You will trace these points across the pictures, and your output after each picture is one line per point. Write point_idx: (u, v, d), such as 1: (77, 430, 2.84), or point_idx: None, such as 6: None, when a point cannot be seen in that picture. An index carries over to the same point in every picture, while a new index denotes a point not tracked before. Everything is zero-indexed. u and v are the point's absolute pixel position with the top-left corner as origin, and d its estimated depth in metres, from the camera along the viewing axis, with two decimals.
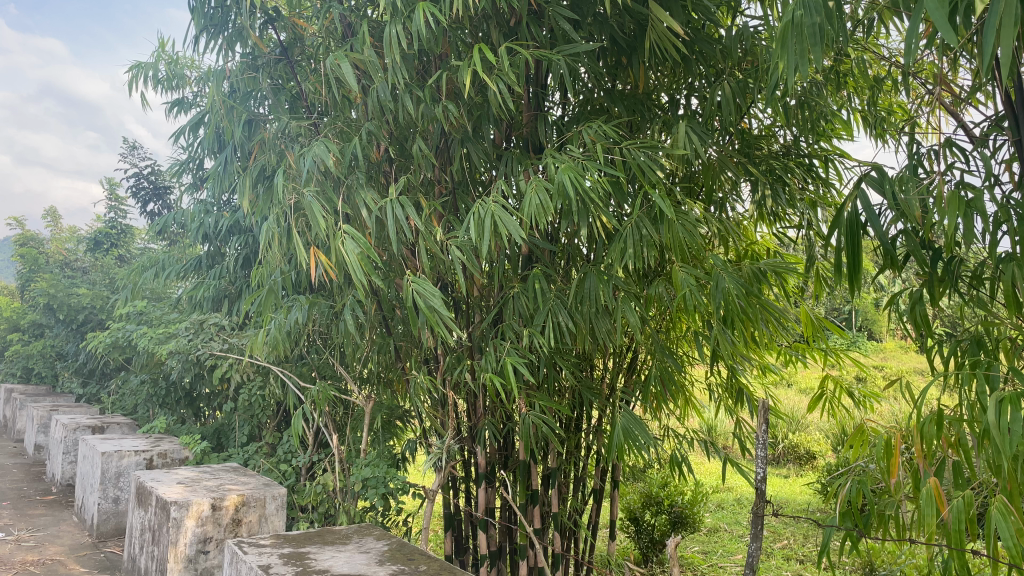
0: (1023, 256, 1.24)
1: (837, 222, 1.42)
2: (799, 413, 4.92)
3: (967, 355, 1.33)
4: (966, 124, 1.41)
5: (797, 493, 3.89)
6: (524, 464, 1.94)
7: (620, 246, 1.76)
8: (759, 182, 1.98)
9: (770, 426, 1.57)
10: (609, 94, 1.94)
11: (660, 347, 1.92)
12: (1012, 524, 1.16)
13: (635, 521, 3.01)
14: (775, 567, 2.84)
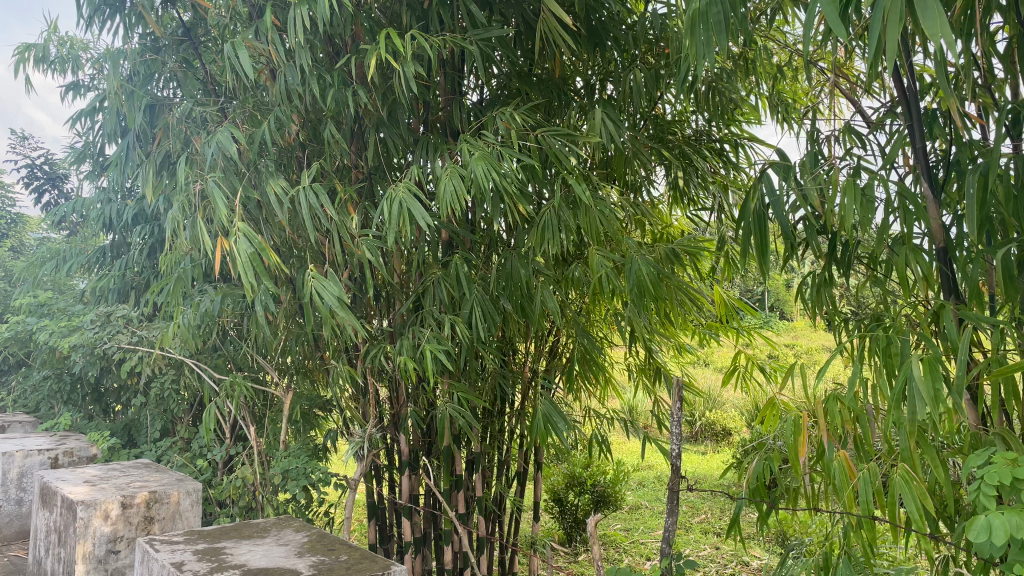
0: (912, 238, 1.31)
1: (744, 207, 1.47)
2: (716, 391, 5.07)
3: (868, 333, 1.40)
4: (863, 109, 1.48)
5: (714, 469, 4.01)
6: (448, 451, 1.94)
7: (538, 232, 1.79)
8: (673, 166, 2.03)
9: (685, 403, 1.61)
10: (525, 79, 1.95)
11: (581, 330, 1.96)
12: (915, 490, 1.22)
13: (559, 502, 3.05)
14: (693, 541, 2.93)
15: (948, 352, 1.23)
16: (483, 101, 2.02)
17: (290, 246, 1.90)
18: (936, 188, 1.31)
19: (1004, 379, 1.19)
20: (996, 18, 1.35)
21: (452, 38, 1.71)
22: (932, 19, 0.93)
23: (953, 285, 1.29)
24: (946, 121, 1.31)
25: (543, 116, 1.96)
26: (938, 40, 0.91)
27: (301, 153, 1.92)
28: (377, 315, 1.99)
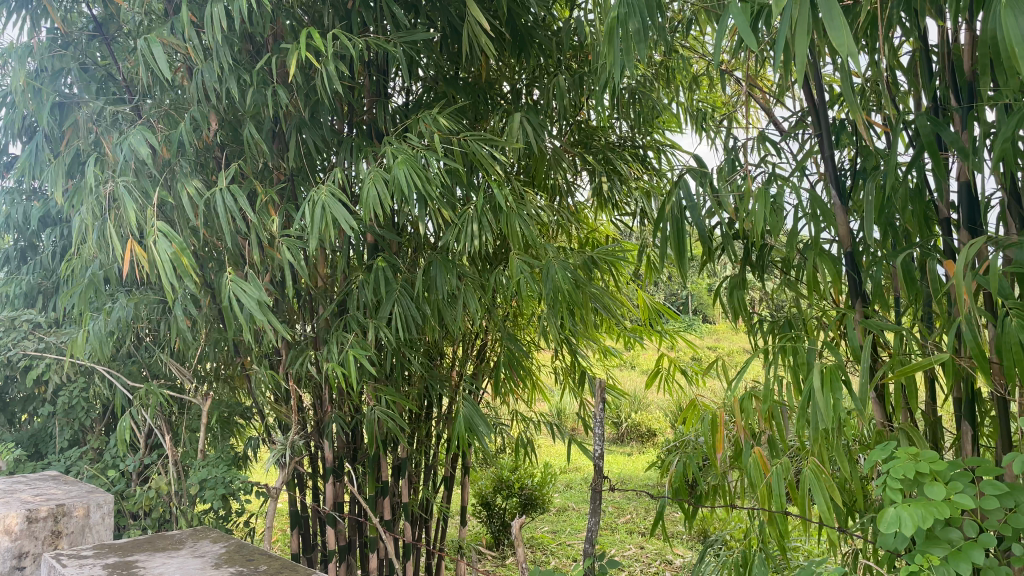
0: (819, 243, 1.37)
1: (662, 211, 1.51)
2: (641, 393, 5.17)
3: (781, 334, 1.45)
4: (776, 117, 1.54)
5: (639, 469, 4.09)
6: (372, 457, 1.93)
7: (463, 236, 1.81)
8: (597, 172, 2.09)
9: (607, 405, 1.63)
10: (451, 82, 1.96)
11: (506, 334, 1.99)
12: (823, 484, 1.27)
13: (487, 505, 3.05)
14: (619, 540, 2.98)
15: (853, 351, 1.28)
16: (409, 104, 2.02)
17: (208, 249, 1.85)
18: (843, 196, 1.37)
19: (904, 377, 1.25)
20: (897, 32, 1.42)
21: (376, 41, 1.71)
22: (838, 30, 0.96)
23: (859, 288, 1.35)
24: (851, 130, 1.37)
25: (469, 119, 1.98)
26: (845, 53, 0.95)
27: (219, 154, 1.88)
28: (301, 319, 1.96)
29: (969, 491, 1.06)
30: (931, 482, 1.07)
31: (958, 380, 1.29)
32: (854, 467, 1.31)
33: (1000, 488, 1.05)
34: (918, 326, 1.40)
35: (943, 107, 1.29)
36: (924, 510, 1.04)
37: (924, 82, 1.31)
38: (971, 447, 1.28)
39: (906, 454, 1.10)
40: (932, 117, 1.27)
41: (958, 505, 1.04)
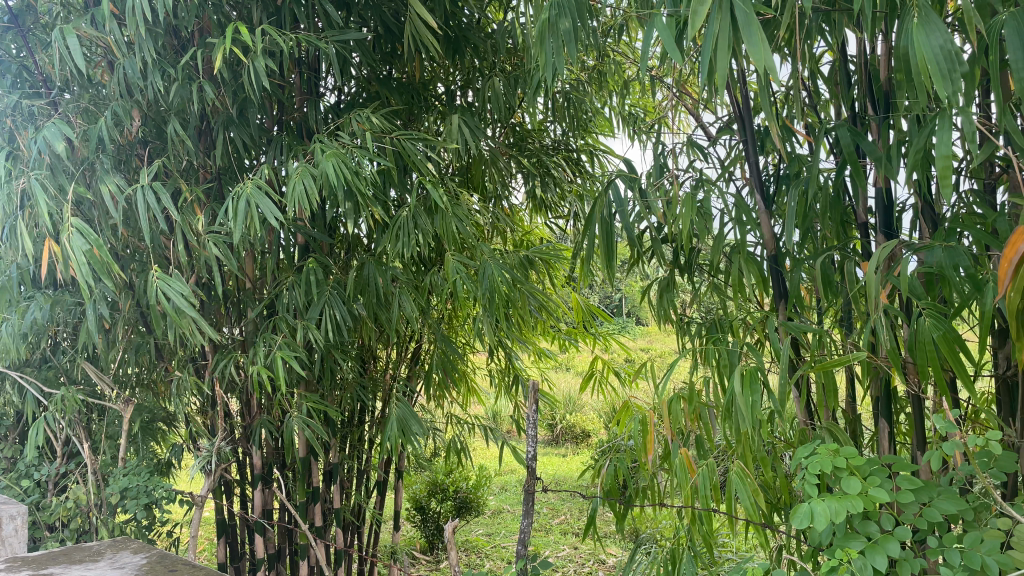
0: (744, 247, 1.41)
1: (592, 214, 1.53)
2: (575, 394, 5.21)
3: (708, 335, 1.47)
4: (703, 123, 1.58)
5: (574, 471, 4.12)
6: (303, 462, 1.89)
7: (396, 237, 1.80)
8: (531, 174, 2.11)
9: (539, 406, 1.64)
10: (385, 83, 1.96)
11: (441, 336, 1.99)
12: (748, 486, 1.29)
13: (421, 509, 3.03)
14: (553, 542, 3.00)
15: (776, 351, 1.31)
16: (342, 104, 2.01)
17: (128, 249, 1.79)
18: (767, 200, 1.41)
19: (824, 375, 1.28)
20: (819, 42, 1.46)
21: (307, 37, 1.68)
22: (756, 46, 0.99)
23: (783, 289, 1.39)
24: (776, 136, 1.41)
25: (403, 120, 1.98)
26: (762, 68, 0.97)
27: (142, 151, 1.82)
28: (228, 322, 1.91)
29: (885, 484, 1.09)
30: (850, 476, 1.10)
31: (875, 378, 1.33)
32: (778, 466, 1.34)
33: (916, 483, 1.08)
34: (839, 327, 1.45)
35: (861, 115, 1.34)
36: (843, 503, 1.06)
37: (843, 90, 1.36)
38: (889, 443, 1.32)
39: (826, 449, 1.12)
40: (851, 124, 1.31)
41: (875, 499, 1.07)
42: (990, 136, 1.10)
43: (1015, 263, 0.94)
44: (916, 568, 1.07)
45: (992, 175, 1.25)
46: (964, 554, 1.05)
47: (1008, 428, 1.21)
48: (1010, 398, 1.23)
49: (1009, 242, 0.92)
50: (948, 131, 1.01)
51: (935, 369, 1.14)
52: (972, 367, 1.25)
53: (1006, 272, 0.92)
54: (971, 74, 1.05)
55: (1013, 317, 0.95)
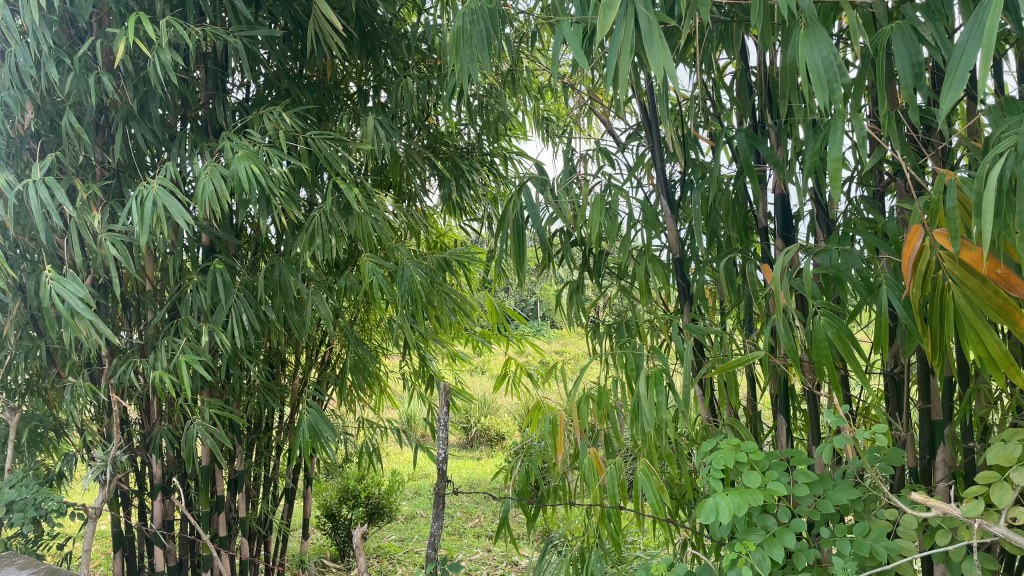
0: (652, 250, 1.46)
1: (504, 215, 1.54)
2: (489, 397, 5.22)
3: (617, 337, 1.50)
4: (611, 129, 1.62)
5: (487, 474, 4.13)
6: (207, 470, 1.82)
7: (309, 237, 1.78)
8: (446, 177, 2.12)
9: (450, 408, 1.62)
10: (295, 81, 1.93)
11: (354, 338, 1.97)
12: (654, 483, 1.32)
13: (332, 517, 2.97)
14: (466, 545, 3.00)
15: (681, 351, 1.35)
16: (250, 101, 1.96)
17: (17, 248, 1.69)
18: (673, 206, 1.45)
19: (725, 374, 1.33)
20: (721, 54, 1.52)
21: (214, 31, 1.63)
22: (656, 55, 1.01)
23: (687, 291, 1.44)
24: (682, 143, 1.46)
25: (314, 119, 1.95)
26: (661, 74, 1.00)
27: (33, 145, 1.73)
28: (127, 325, 1.83)
29: (783, 479, 1.13)
30: (750, 471, 1.13)
31: (773, 377, 1.39)
32: (682, 464, 1.38)
33: (810, 476, 1.13)
34: (740, 328, 1.50)
35: (760, 124, 1.40)
36: (744, 497, 1.09)
37: (744, 99, 1.42)
38: (786, 439, 1.38)
39: (727, 446, 1.16)
40: (752, 132, 1.37)
41: (773, 492, 1.10)
42: (878, 144, 1.16)
43: (913, 262, 0.99)
44: (810, 559, 1.11)
45: (879, 183, 1.33)
46: (854, 543, 1.09)
47: (894, 422, 1.27)
48: (896, 393, 1.30)
49: (906, 240, 0.97)
50: (840, 137, 1.06)
51: (829, 367, 1.19)
52: (863, 365, 1.31)
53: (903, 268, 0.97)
54: (859, 83, 1.11)
55: (913, 312, 0.99)
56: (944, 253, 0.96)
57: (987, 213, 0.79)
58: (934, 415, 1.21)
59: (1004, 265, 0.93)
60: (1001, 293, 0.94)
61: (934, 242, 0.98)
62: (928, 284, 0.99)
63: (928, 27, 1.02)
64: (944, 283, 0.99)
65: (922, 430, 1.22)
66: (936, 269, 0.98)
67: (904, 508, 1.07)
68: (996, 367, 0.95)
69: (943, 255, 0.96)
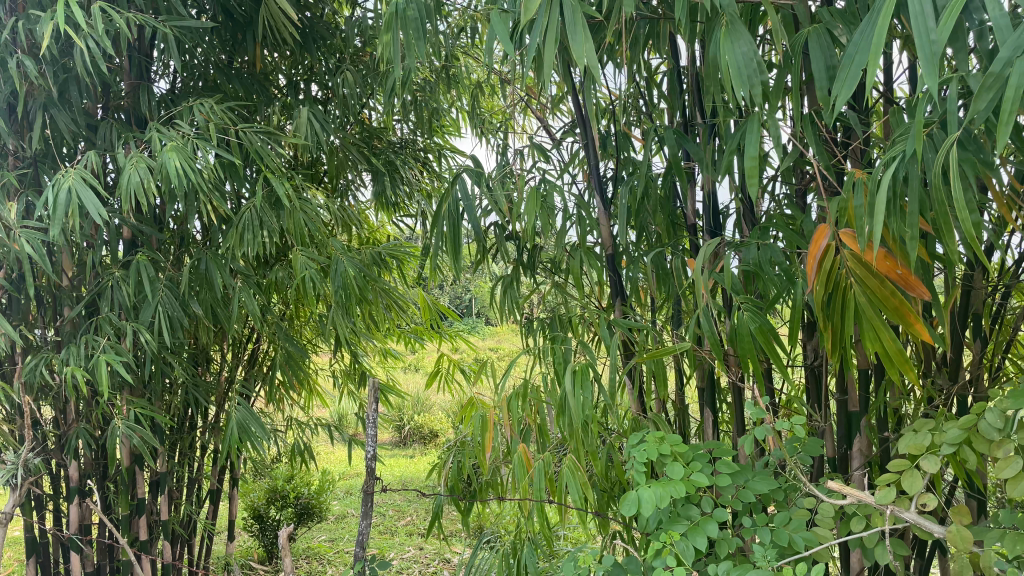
0: (585, 245, 1.47)
1: (438, 208, 1.53)
2: (423, 395, 5.20)
3: (550, 332, 1.51)
4: (545, 126, 1.63)
5: (420, 472, 4.11)
6: (127, 472, 1.76)
7: (238, 232, 1.73)
8: (379, 172, 2.10)
9: (379, 404, 1.60)
10: (223, 72, 1.88)
11: (283, 335, 1.94)
12: (580, 478, 1.33)
13: (259, 518, 2.90)
14: (398, 543, 2.97)
15: (612, 345, 1.36)
16: (175, 91, 1.90)
17: None
18: (606, 202, 1.46)
19: (654, 367, 1.34)
20: (653, 53, 1.54)
21: (142, 17, 1.58)
22: (578, 42, 1.02)
23: (619, 286, 1.45)
24: (615, 140, 1.47)
25: (243, 111, 1.91)
26: (585, 64, 1.01)
27: None
28: (42, 322, 1.75)
29: (706, 469, 1.15)
30: (672, 462, 1.15)
31: (700, 370, 1.41)
32: (611, 457, 1.39)
33: (732, 467, 1.15)
34: (669, 323, 1.52)
35: (690, 122, 1.42)
36: (664, 488, 1.11)
37: (675, 98, 1.44)
38: (712, 431, 1.41)
39: (651, 438, 1.17)
40: (681, 130, 1.39)
41: (696, 483, 1.12)
42: (800, 144, 1.19)
43: (819, 261, 1.02)
44: (732, 548, 1.13)
45: (801, 182, 1.37)
46: (774, 532, 1.12)
47: (814, 413, 1.31)
48: (816, 386, 1.33)
49: (812, 240, 1.00)
50: (763, 135, 1.09)
51: (752, 360, 1.23)
52: (786, 358, 1.35)
53: (811, 268, 0.99)
54: (783, 83, 1.14)
55: (818, 309, 1.02)
56: (848, 253, 1.00)
57: (877, 205, 0.84)
58: (851, 406, 1.25)
59: (902, 266, 0.97)
60: (899, 293, 0.98)
61: (841, 241, 1.01)
62: (833, 282, 1.02)
63: (845, 30, 1.06)
64: (846, 282, 1.02)
65: (840, 421, 1.25)
66: (840, 267, 1.02)
67: (821, 496, 1.10)
68: (891, 364, 1.00)
69: (848, 255, 0.99)
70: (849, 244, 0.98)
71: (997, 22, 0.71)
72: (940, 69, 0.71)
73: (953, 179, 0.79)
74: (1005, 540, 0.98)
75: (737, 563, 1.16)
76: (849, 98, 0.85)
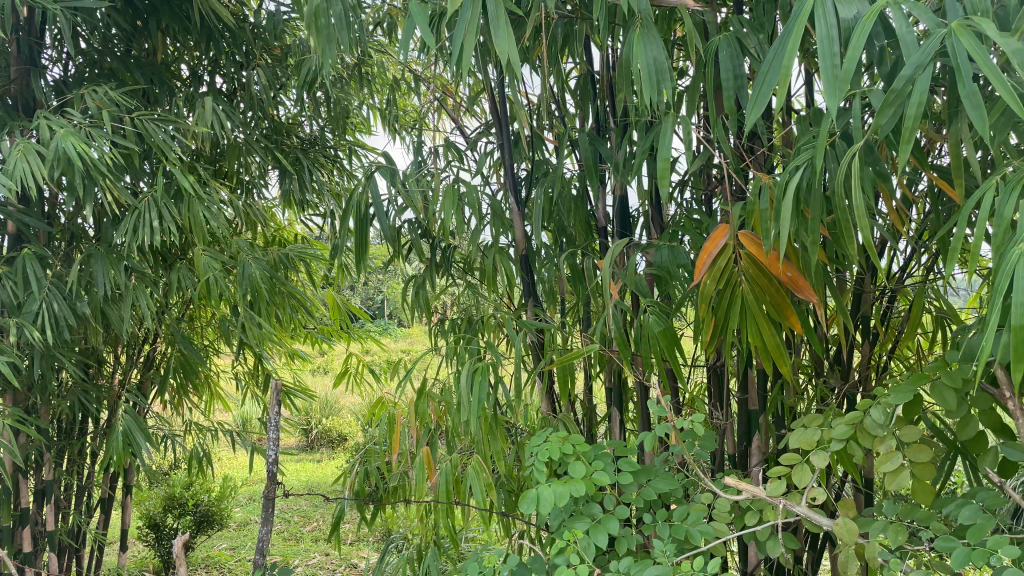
0: (498, 245, 1.47)
1: (350, 205, 1.50)
2: (333, 398, 5.10)
3: (461, 333, 1.50)
4: (460, 126, 1.63)
5: (328, 477, 4.04)
6: (8, 481, 1.65)
7: (135, 226, 1.65)
8: (288, 168, 2.06)
9: (282, 406, 1.55)
10: (123, 61, 1.80)
11: (181, 337, 1.87)
12: (486, 476, 1.32)
13: (155, 527, 2.78)
14: (303, 550, 2.91)
15: (520, 346, 1.36)
16: (67, 78, 1.80)
17: None
18: (519, 202, 1.47)
19: (563, 367, 1.35)
20: (568, 57, 1.55)
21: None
22: (502, 40, 1.01)
23: (531, 289, 1.46)
24: (529, 142, 1.48)
25: (142, 102, 1.83)
26: (508, 59, 1.00)
27: None
28: None
29: (609, 467, 1.16)
30: (576, 461, 1.15)
31: (607, 370, 1.43)
32: (518, 457, 1.39)
33: (634, 464, 1.16)
34: (579, 324, 1.54)
35: (602, 125, 1.44)
36: (569, 487, 1.11)
37: (589, 102, 1.46)
38: (618, 430, 1.43)
39: (556, 437, 1.17)
40: (594, 133, 1.40)
41: (599, 481, 1.13)
42: (707, 149, 1.21)
43: (715, 256, 1.05)
44: (634, 545, 1.15)
45: (707, 187, 1.40)
46: (672, 527, 1.14)
47: (715, 412, 1.35)
48: (718, 385, 1.37)
49: (713, 236, 1.03)
50: (671, 139, 1.11)
51: (656, 359, 1.25)
52: (688, 358, 1.38)
53: (704, 260, 1.02)
54: (693, 89, 1.16)
55: (704, 300, 1.06)
56: (744, 253, 1.03)
57: (784, 212, 0.86)
58: (751, 405, 1.30)
59: (793, 268, 1.01)
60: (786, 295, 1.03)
61: (737, 240, 1.04)
62: (723, 276, 1.05)
63: (753, 39, 1.09)
64: (737, 279, 1.06)
65: (739, 419, 1.29)
66: (733, 265, 1.05)
67: (717, 492, 1.12)
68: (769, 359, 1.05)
69: (742, 253, 1.03)
70: (749, 245, 1.01)
71: (902, 37, 0.73)
72: (841, 87, 0.74)
73: (854, 185, 0.82)
74: (887, 531, 1.02)
75: (639, 560, 1.17)
76: (765, 118, 0.87)
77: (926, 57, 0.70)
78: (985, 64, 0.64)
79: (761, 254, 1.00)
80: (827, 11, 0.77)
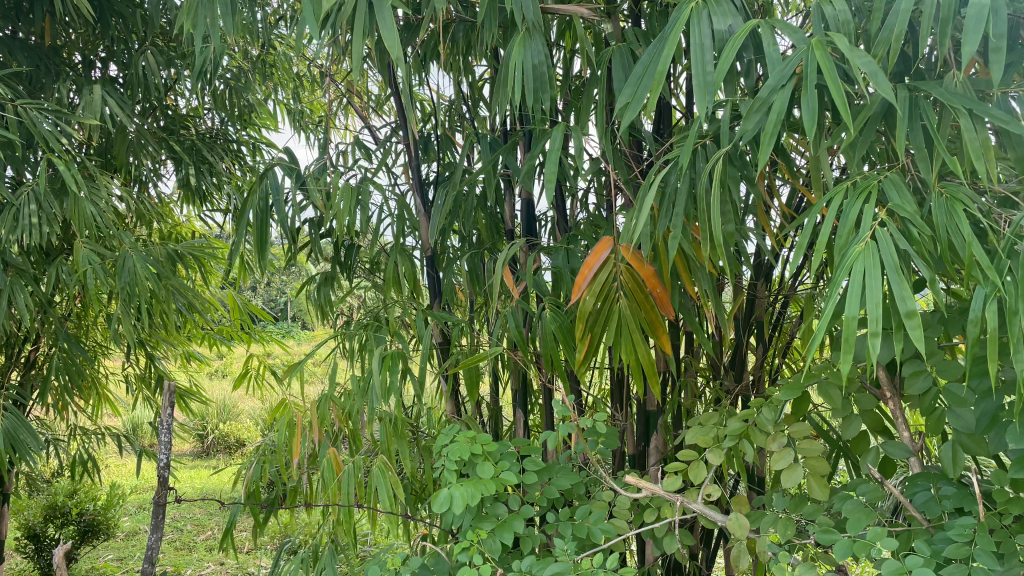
0: (402, 245, 1.46)
1: (246, 199, 1.44)
2: (231, 402, 4.94)
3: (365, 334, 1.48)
4: (366, 124, 1.60)
5: (224, 484, 3.90)
6: None
7: (10, 218, 1.54)
8: (184, 160, 1.98)
9: (175, 408, 1.49)
10: (5, 44, 1.71)
11: (65, 336, 1.77)
12: (388, 478, 1.31)
13: (34, 539, 2.61)
14: (195, 559, 2.80)
15: (424, 347, 1.35)
16: None
17: None
18: (424, 203, 1.46)
19: (468, 368, 1.35)
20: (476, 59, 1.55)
21: None
22: (390, 33, 0.98)
23: (437, 289, 1.45)
24: (436, 143, 1.47)
25: (26, 88, 1.75)
26: (399, 57, 0.97)
27: None
28: None
29: (513, 467, 1.17)
30: (483, 462, 1.15)
31: (512, 372, 1.44)
32: (422, 458, 1.38)
33: (539, 463, 1.17)
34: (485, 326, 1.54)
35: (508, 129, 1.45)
36: (477, 487, 1.10)
37: (495, 105, 1.46)
38: (523, 430, 1.43)
39: (464, 438, 1.16)
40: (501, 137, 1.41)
41: (504, 481, 1.13)
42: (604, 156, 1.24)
43: (596, 271, 1.07)
44: (537, 544, 1.16)
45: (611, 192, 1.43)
46: (574, 525, 1.15)
47: (616, 413, 1.37)
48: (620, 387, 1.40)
49: (596, 248, 1.06)
50: (561, 145, 1.13)
51: (558, 361, 1.26)
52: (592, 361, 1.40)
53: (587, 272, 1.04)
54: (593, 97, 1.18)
55: (583, 316, 1.05)
56: (623, 267, 1.06)
57: (644, 207, 0.89)
58: (650, 405, 1.33)
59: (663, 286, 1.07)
60: (655, 310, 1.08)
61: (616, 254, 1.07)
62: (603, 292, 1.06)
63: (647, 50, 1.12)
64: (613, 296, 1.07)
65: (639, 419, 1.32)
66: (611, 282, 1.07)
67: (618, 490, 1.14)
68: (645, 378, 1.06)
69: (621, 266, 1.06)
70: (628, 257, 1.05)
71: (767, 53, 0.77)
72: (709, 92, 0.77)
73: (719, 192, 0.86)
74: (777, 524, 1.06)
75: (541, 559, 1.18)
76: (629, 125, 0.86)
77: (785, 72, 0.74)
78: (834, 83, 0.69)
79: (640, 267, 1.05)
80: (700, 21, 0.80)
